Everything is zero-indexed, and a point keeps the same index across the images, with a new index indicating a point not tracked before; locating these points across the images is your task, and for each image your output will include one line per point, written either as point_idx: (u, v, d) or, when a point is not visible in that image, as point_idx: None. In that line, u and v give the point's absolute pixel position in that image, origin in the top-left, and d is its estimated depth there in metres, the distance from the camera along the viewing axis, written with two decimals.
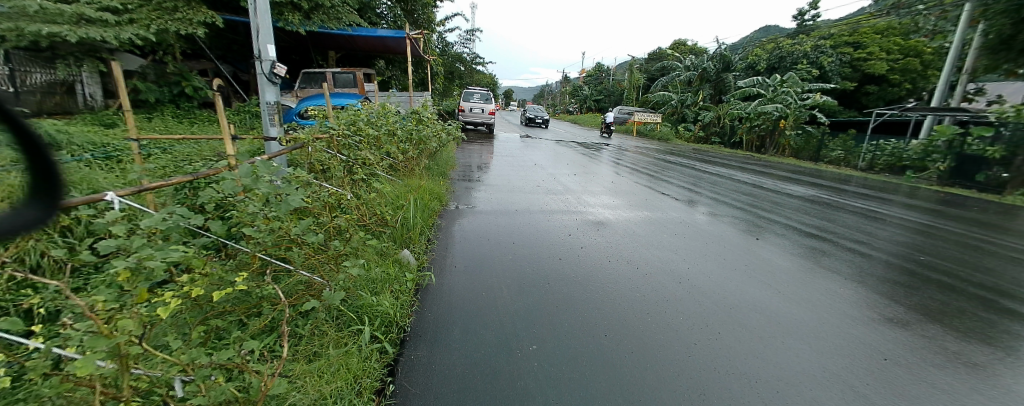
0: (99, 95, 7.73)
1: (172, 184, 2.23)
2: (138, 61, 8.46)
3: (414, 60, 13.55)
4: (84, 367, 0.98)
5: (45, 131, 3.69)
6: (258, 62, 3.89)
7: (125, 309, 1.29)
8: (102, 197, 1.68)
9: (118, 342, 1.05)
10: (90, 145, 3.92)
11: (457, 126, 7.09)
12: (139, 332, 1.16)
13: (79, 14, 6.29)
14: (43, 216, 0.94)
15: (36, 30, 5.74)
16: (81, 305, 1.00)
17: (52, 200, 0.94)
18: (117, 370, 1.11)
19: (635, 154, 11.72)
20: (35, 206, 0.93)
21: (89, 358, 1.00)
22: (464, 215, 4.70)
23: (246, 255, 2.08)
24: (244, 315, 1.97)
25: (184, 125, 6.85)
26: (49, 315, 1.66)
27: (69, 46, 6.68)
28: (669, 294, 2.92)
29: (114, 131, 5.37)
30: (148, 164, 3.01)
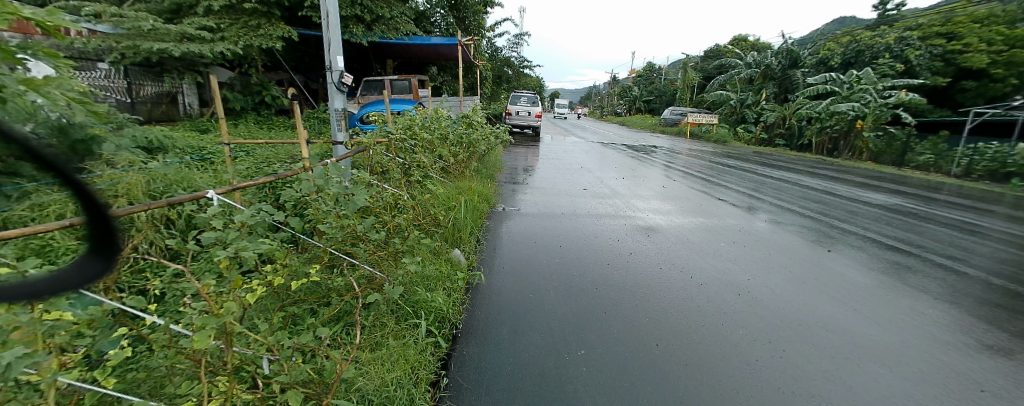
0: (196, 104, 8.73)
1: (258, 184, 2.46)
2: (228, 74, 9.41)
3: (465, 65, 13.96)
4: (200, 342, 1.17)
5: (156, 136, 4.18)
6: (328, 72, 4.22)
7: (226, 292, 1.47)
8: (204, 194, 1.91)
9: (226, 321, 1.22)
10: (190, 149, 4.43)
11: (505, 129, 7.18)
12: (235, 315, 1.35)
13: (182, 33, 7.11)
14: (103, 271, 0.87)
15: (149, 47, 6.60)
16: (196, 288, 1.19)
17: (113, 253, 0.87)
18: (220, 346, 1.29)
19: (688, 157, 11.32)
20: (93, 261, 0.85)
21: (204, 334, 1.18)
22: (510, 217, 4.77)
23: (318, 250, 2.30)
24: (315, 304, 2.16)
25: (263, 131, 7.52)
26: (157, 296, 1.93)
27: (174, 62, 7.63)
28: (728, 306, 2.79)
29: (207, 136, 6.03)
30: (236, 164, 3.34)
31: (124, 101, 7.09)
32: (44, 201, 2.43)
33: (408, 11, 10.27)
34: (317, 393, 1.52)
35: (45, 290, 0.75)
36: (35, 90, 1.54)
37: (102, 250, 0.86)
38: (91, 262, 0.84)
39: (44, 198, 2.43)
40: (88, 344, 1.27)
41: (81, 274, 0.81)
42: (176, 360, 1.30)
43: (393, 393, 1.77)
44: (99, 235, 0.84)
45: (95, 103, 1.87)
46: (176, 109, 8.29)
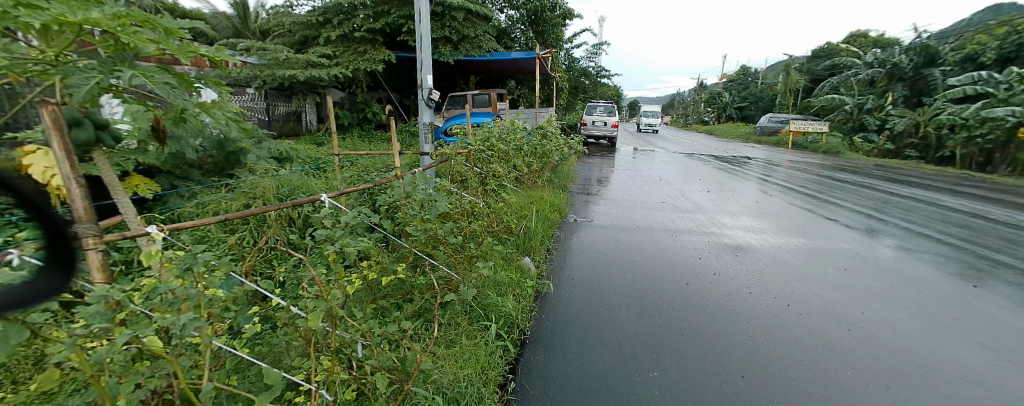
0: (315, 121, 10.03)
1: (359, 190, 2.80)
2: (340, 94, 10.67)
3: (542, 77, 14.23)
4: (313, 321, 1.39)
5: (284, 149, 4.93)
6: (418, 90, 4.65)
7: (332, 282, 1.71)
8: (318, 197, 2.24)
9: (332, 305, 1.44)
10: (307, 159, 5.14)
11: (580, 139, 7.17)
12: (341, 301, 1.57)
13: (308, 61, 8.35)
14: (62, 286, 0.93)
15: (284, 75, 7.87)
16: (311, 278, 1.41)
17: (71, 268, 0.95)
18: (325, 328, 1.52)
19: (791, 170, 10.28)
20: (54, 275, 0.92)
21: (316, 315, 1.41)
22: (581, 228, 4.77)
23: (405, 250, 2.55)
24: (400, 299, 2.40)
25: (364, 143, 8.38)
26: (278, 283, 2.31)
27: (300, 85, 8.87)
28: (830, 342, 2.52)
29: (322, 149, 6.91)
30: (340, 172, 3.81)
31: (263, 119, 8.47)
32: (207, 201, 3.09)
33: (491, 29, 10.80)
34: (399, 379, 1.71)
35: (10, 305, 0.82)
36: (206, 112, 1.94)
37: (62, 268, 0.92)
38: (49, 277, 0.91)
39: (207, 197, 3.15)
40: (233, 319, 1.56)
41: (41, 289, 0.89)
42: (295, 336, 1.54)
43: (464, 389, 1.90)
44: (58, 249, 0.92)
45: (245, 121, 2.28)
46: (300, 126, 9.62)
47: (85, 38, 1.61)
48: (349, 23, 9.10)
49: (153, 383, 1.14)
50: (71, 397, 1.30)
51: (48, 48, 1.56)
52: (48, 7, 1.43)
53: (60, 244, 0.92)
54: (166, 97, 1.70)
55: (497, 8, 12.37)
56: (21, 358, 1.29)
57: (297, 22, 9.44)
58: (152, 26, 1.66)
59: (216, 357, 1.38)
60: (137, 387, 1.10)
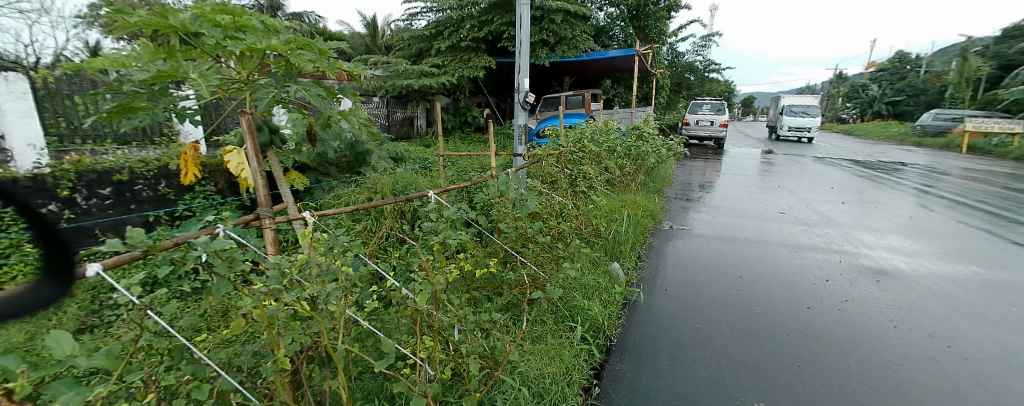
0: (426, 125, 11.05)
1: (459, 188, 3.06)
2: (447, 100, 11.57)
3: (641, 76, 13.68)
4: (422, 302, 1.60)
5: (399, 149, 5.54)
6: (516, 93, 4.86)
7: (436, 269, 1.92)
8: (426, 193, 2.51)
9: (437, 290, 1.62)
10: (416, 158, 5.71)
11: (680, 141, 6.77)
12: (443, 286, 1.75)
13: (422, 72, 9.28)
14: (59, 296, 0.79)
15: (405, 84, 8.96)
16: (422, 265, 1.62)
17: (69, 275, 0.79)
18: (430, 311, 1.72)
19: (962, 179, 8.39)
20: (46, 285, 0.76)
21: (424, 297, 1.61)
22: (679, 236, 4.54)
23: (498, 245, 2.72)
24: (492, 292, 2.58)
25: (464, 145, 8.96)
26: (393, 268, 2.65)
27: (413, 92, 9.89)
28: (1003, 399, 2.06)
29: (429, 150, 7.60)
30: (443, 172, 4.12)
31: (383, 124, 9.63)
32: (342, 194, 3.81)
33: (588, 28, 10.72)
34: (490, 366, 1.85)
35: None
36: (345, 119, 2.31)
37: (63, 277, 0.77)
38: (47, 286, 0.77)
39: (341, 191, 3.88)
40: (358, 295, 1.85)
41: (36, 303, 0.74)
42: (406, 315, 1.76)
43: (548, 385, 1.98)
44: (53, 259, 0.75)
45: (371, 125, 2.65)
46: (414, 130, 10.70)
47: (265, 61, 2.04)
48: (457, 34, 9.78)
49: (304, 340, 1.42)
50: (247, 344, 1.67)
51: (243, 70, 2.02)
52: (245, 39, 1.87)
53: (57, 251, 0.75)
54: (319, 107, 2.07)
55: (596, 7, 12.21)
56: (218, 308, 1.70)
57: (413, 36, 10.49)
58: (310, 47, 2.06)
59: (347, 324, 1.65)
60: (292, 341, 1.37)
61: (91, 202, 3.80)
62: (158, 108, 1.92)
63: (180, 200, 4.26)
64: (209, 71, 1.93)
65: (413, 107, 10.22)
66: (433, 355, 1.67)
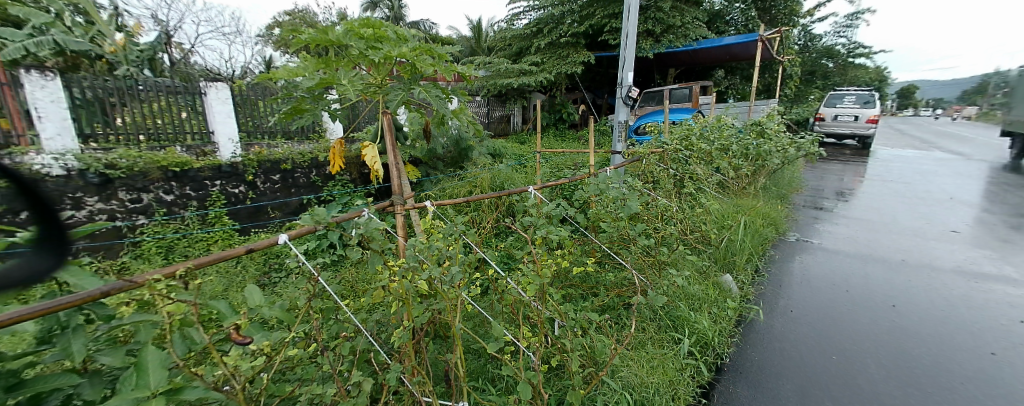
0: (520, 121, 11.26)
1: (560, 184, 3.11)
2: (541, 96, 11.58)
3: (762, 65, 12.21)
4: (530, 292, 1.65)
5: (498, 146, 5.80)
6: (619, 87, 4.98)
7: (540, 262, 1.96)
8: (525, 190, 2.61)
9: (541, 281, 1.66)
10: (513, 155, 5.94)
11: (811, 139, 5.91)
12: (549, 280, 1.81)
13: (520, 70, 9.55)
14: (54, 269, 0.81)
15: (504, 82, 9.54)
16: (529, 258, 1.67)
17: (65, 250, 0.81)
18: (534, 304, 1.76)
19: None
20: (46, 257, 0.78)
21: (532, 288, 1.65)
22: (808, 251, 3.98)
23: (599, 246, 2.69)
24: (590, 291, 2.58)
25: (559, 143, 9.04)
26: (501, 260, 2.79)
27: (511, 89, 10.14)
28: None
29: (525, 147, 7.83)
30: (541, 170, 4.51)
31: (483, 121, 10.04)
32: (446, 187, 4.29)
33: (700, 14, 9.89)
34: (590, 365, 1.86)
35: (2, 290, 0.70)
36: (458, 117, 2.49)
37: (58, 249, 0.80)
38: (41, 258, 0.78)
39: (446, 184, 4.38)
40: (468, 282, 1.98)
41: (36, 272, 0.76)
42: (512, 303, 1.86)
43: (650, 395, 1.94)
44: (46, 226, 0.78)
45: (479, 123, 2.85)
46: (509, 127, 10.99)
47: (394, 67, 2.32)
48: (557, 29, 9.81)
49: (428, 314, 1.61)
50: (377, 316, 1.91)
51: (378, 76, 2.33)
52: (382, 48, 2.15)
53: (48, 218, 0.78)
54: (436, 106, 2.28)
55: None
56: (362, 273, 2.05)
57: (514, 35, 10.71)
58: (432, 53, 2.29)
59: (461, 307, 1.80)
60: (418, 313, 1.57)
61: (266, 186, 5.02)
62: (318, 109, 2.33)
63: (323, 187, 5.43)
64: (354, 78, 2.25)
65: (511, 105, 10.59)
66: (538, 348, 1.70)
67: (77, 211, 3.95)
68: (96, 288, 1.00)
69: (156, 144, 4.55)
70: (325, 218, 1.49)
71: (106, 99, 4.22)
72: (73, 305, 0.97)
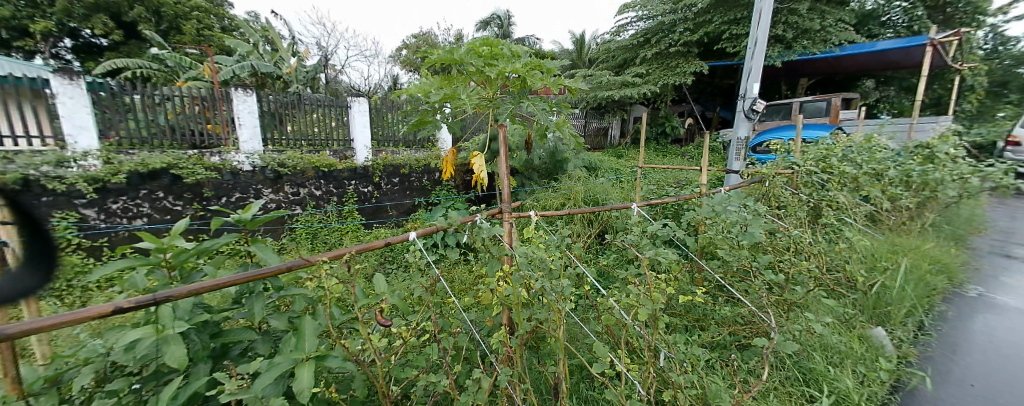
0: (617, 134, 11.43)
1: (667, 203, 2.97)
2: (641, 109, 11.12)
3: (931, 73, 10.09)
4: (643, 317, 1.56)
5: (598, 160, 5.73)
6: (741, 99, 4.62)
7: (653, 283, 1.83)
8: (631, 207, 2.54)
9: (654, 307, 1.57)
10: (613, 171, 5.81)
11: (1003, 166, 4.68)
12: (662, 307, 1.71)
13: (624, 81, 9.30)
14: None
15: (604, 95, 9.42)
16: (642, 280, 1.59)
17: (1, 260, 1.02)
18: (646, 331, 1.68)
19: None
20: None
21: (645, 312, 1.57)
22: (999, 310, 3.13)
23: (717, 273, 2.46)
24: (700, 323, 2.37)
25: (663, 159, 8.59)
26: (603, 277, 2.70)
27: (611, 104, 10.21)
28: None
29: (626, 162, 7.60)
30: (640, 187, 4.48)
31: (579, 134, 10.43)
32: (540, 199, 4.53)
33: (846, 16, 8.57)
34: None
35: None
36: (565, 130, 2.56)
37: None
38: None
39: (542, 197, 4.56)
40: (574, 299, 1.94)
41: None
42: (616, 326, 1.80)
43: None
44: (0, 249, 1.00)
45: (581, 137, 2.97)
46: (605, 140, 11.28)
47: (505, 81, 2.45)
48: (666, 39, 9.28)
49: (532, 323, 1.66)
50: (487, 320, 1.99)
51: (489, 90, 2.49)
52: (497, 64, 2.30)
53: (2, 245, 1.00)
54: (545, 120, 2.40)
55: None
56: (477, 267, 2.28)
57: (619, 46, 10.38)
58: (541, 67, 2.42)
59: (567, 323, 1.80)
60: (523, 321, 1.64)
61: (388, 187, 5.77)
62: (437, 121, 2.57)
63: (432, 191, 6.10)
64: (472, 93, 2.44)
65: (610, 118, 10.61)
66: (646, 380, 1.59)
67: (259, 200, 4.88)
68: (284, 262, 1.35)
69: (312, 148, 5.44)
70: (455, 221, 1.79)
71: (279, 110, 5.15)
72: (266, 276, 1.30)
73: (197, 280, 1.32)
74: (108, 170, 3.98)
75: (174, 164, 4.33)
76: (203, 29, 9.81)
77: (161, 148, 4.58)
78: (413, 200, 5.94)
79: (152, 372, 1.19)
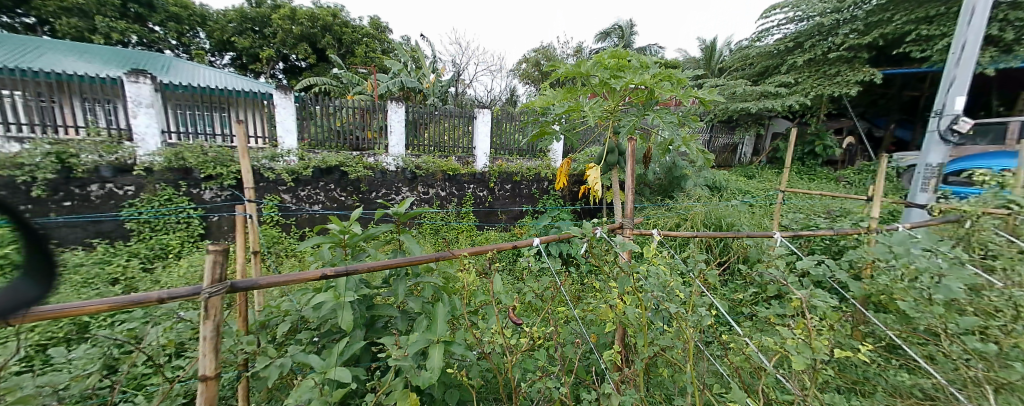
0: (748, 152, 10.45)
1: (821, 236, 2.55)
2: (786, 124, 9.65)
3: None
4: (799, 364, 1.35)
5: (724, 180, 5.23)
6: (938, 117, 3.74)
7: (810, 330, 1.58)
8: (774, 236, 2.26)
9: (811, 357, 1.35)
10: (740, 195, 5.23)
11: None
12: (823, 359, 1.46)
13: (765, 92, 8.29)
14: (43, 296, 1.00)
15: (738, 107, 8.46)
16: (795, 322, 1.40)
17: (46, 283, 1.00)
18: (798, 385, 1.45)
19: None
20: (32, 287, 0.99)
21: (802, 360, 1.36)
22: None
23: (896, 331, 2.01)
24: (861, 386, 1.96)
25: (809, 183, 7.37)
26: (736, 314, 2.41)
27: (746, 117, 9.20)
28: None
29: (760, 185, 6.73)
30: (780, 215, 3.96)
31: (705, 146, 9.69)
32: (654, 217, 4.34)
33: None
34: None
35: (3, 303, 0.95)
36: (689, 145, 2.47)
37: (43, 282, 1.00)
38: (32, 288, 0.99)
39: (656, 216, 4.35)
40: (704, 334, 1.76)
41: (18, 300, 0.97)
42: (754, 371, 1.60)
43: None
44: (39, 265, 0.99)
45: (711, 153, 2.75)
46: (733, 157, 10.42)
47: (631, 94, 2.43)
48: (823, 43, 7.96)
49: (653, 348, 1.58)
50: (603, 337, 1.94)
51: (612, 102, 2.49)
52: (624, 76, 2.27)
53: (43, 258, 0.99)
54: (669, 131, 2.40)
55: None
56: (587, 280, 2.27)
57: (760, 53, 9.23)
58: (671, 79, 2.36)
59: (695, 357, 1.66)
60: (644, 344, 1.57)
61: (501, 193, 6.07)
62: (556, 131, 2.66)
63: (539, 200, 6.23)
64: (595, 104, 2.46)
65: (742, 133, 9.66)
66: None
67: (399, 196, 5.61)
68: (431, 252, 1.58)
69: (442, 153, 6.04)
70: (591, 231, 1.79)
71: (419, 120, 5.84)
72: (419, 263, 1.54)
73: (362, 258, 1.63)
74: (301, 165, 4.99)
75: (344, 162, 5.22)
76: (369, 51, 11.57)
77: (334, 149, 5.58)
78: (521, 207, 6.12)
79: (328, 329, 1.47)
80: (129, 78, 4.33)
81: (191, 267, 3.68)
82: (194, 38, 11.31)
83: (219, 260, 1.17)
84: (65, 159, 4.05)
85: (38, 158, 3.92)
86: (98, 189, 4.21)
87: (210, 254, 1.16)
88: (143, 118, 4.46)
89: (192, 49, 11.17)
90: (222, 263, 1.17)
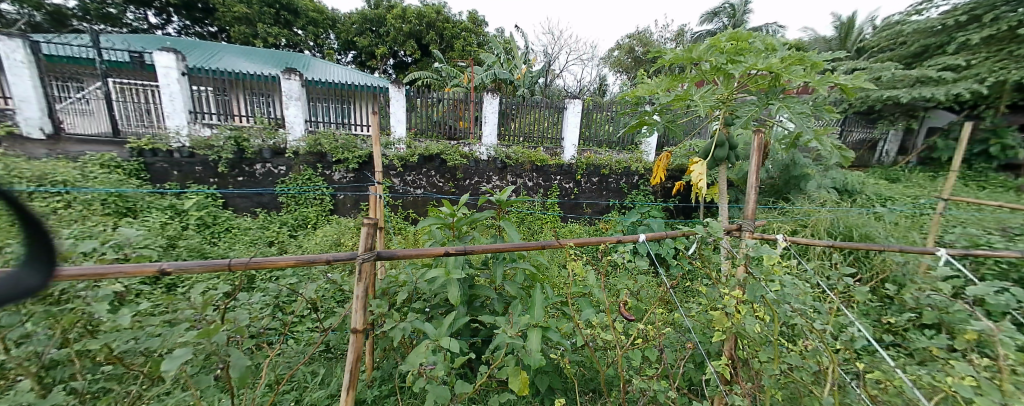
0: (894, 151, 8.83)
1: (1000, 256, 2.05)
2: (950, 117, 7.85)
3: None
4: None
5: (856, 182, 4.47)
6: None
7: (989, 370, 1.30)
8: (934, 251, 1.88)
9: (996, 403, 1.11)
10: (871, 201, 4.44)
11: None
12: None
13: (922, 77, 6.88)
14: (42, 284, 0.80)
15: (879, 96, 7.12)
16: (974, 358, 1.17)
17: (49, 267, 0.80)
18: None
19: None
20: (33, 274, 0.78)
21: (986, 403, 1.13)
22: None
23: None
24: None
25: (977, 190, 5.98)
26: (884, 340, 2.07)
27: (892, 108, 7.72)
28: None
29: (907, 190, 5.65)
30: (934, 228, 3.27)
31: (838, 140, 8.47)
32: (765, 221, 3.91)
33: None
34: None
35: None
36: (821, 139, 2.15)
37: (47, 267, 0.80)
38: (32, 275, 0.78)
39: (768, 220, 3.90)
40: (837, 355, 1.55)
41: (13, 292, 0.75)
42: None
43: None
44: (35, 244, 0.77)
45: (849, 150, 2.36)
46: (871, 156, 8.95)
47: (750, 81, 2.19)
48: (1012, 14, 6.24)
49: (781, 365, 1.43)
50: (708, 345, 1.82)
51: (725, 91, 2.27)
52: (744, 61, 2.05)
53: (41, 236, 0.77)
54: (799, 124, 2.12)
55: None
56: (689, 282, 2.13)
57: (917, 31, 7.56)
58: (803, 62, 2.07)
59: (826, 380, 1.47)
60: (766, 357, 1.44)
61: (587, 186, 5.97)
62: (658, 123, 2.52)
63: (627, 194, 6.00)
64: (706, 93, 2.26)
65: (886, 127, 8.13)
66: None
67: (488, 184, 5.84)
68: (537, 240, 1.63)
69: (530, 144, 6.11)
70: (718, 231, 1.63)
71: (509, 110, 5.97)
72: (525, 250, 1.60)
73: (466, 240, 1.75)
74: (408, 153, 5.44)
75: (444, 150, 5.56)
76: (466, 44, 12.08)
77: (432, 138, 5.97)
78: (607, 201, 5.95)
79: None
80: (284, 75, 5.15)
81: (324, 236, 4.29)
82: (327, 39, 12.95)
83: (371, 231, 1.37)
84: (240, 143, 4.93)
85: (223, 141, 4.86)
86: (261, 168, 5.09)
87: (366, 226, 1.37)
88: (294, 109, 5.28)
89: (324, 49, 12.80)
90: (373, 234, 1.37)
